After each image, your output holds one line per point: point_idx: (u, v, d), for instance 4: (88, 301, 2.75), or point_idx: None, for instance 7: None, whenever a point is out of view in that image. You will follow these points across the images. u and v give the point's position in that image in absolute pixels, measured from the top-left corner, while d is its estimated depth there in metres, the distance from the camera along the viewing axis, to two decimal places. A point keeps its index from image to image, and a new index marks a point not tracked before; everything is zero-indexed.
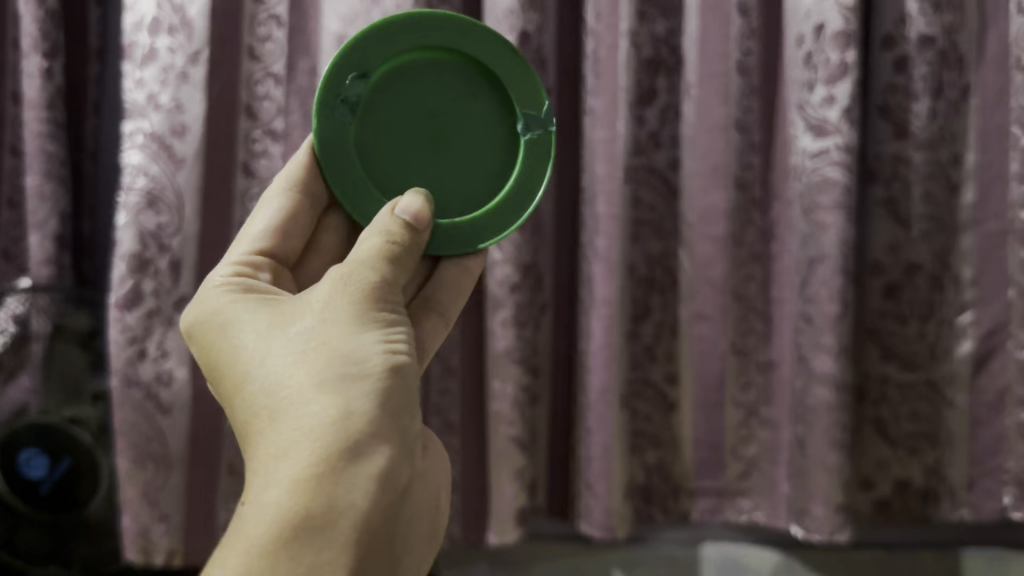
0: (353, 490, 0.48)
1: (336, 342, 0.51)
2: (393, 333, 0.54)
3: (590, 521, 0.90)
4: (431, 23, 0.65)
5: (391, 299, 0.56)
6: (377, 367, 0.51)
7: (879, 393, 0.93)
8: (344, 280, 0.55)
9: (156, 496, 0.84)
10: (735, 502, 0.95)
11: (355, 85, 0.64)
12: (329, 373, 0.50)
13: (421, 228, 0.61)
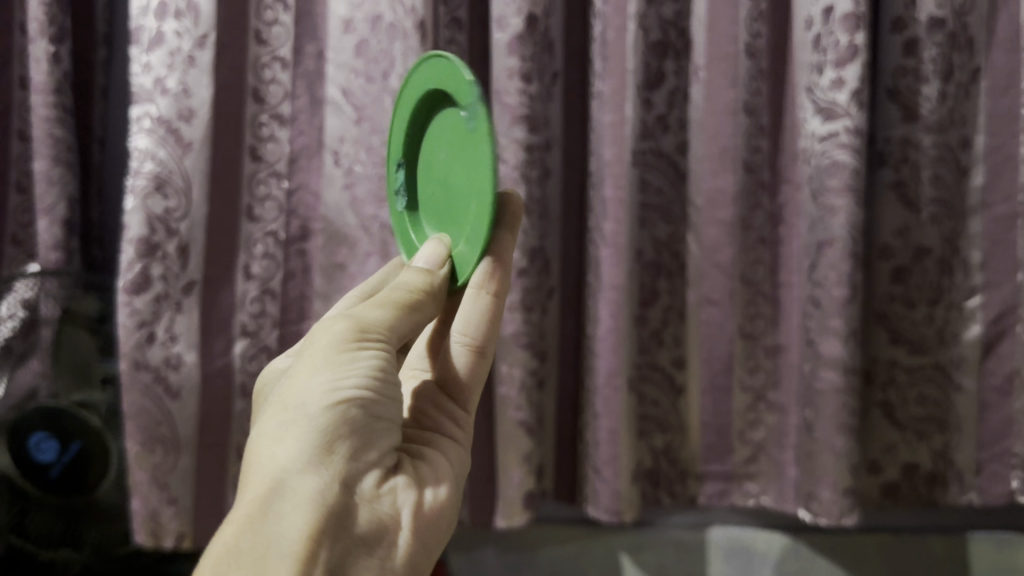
0: (273, 524, 0.49)
1: (292, 391, 0.54)
2: (350, 366, 0.54)
3: (597, 505, 0.91)
4: (414, 84, 0.68)
5: (366, 337, 0.56)
6: (316, 405, 0.52)
7: (887, 376, 0.93)
8: (321, 332, 0.57)
9: (166, 479, 0.85)
10: (741, 485, 0.95)
11: (401, 173, 0.74)
12: (277, 419, 0.53)
13: (435, 270, 0.62)
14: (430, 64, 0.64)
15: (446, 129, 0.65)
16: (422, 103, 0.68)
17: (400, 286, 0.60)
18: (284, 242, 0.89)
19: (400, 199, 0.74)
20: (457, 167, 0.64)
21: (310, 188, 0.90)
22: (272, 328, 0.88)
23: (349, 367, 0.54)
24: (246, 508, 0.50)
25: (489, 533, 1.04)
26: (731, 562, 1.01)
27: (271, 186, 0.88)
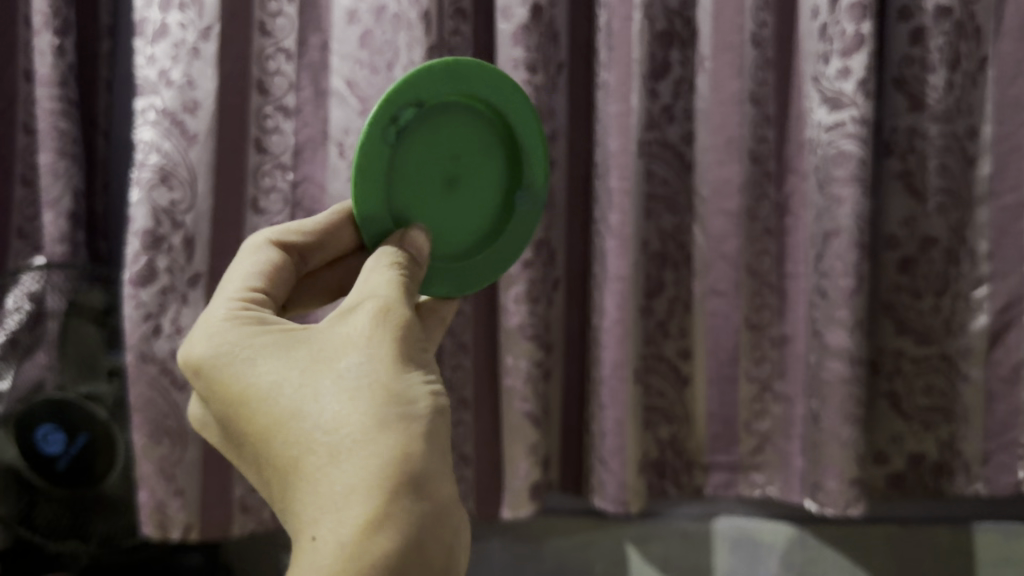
0: (430, 543, 0.39)
1: (389, 380, 0.42)
2: (433, 375, 0.46)
3: (603, 496, 0.91)
4: (485, 77, 0.63)
5: (422, 345, 0.47)
6: (433, 412, 0.42)
7: (893, 366, 0.93)
8: (384, 318, 0.46)
9: (173, 471, 0.85)
10: (748, 475, 0.95)
11: (408, 111, 0.58)
12: (386, 409, 0.41)
13: (422, 264, 0.57)
14: (515, 107, 0.66)
15: (475, 152, 0.65)
16: (474, 95, 0.63)
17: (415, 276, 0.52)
18: None
19: (391, 134, 0.58)
20: (471, 195, 0.66)
21: (316, 179, 0.90)
22: None
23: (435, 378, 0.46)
24: (375, 516, 0.37)
25: (495, 525, 1.04)
26: (738, 552, 1.01)
27: (276, 177, 0.88)
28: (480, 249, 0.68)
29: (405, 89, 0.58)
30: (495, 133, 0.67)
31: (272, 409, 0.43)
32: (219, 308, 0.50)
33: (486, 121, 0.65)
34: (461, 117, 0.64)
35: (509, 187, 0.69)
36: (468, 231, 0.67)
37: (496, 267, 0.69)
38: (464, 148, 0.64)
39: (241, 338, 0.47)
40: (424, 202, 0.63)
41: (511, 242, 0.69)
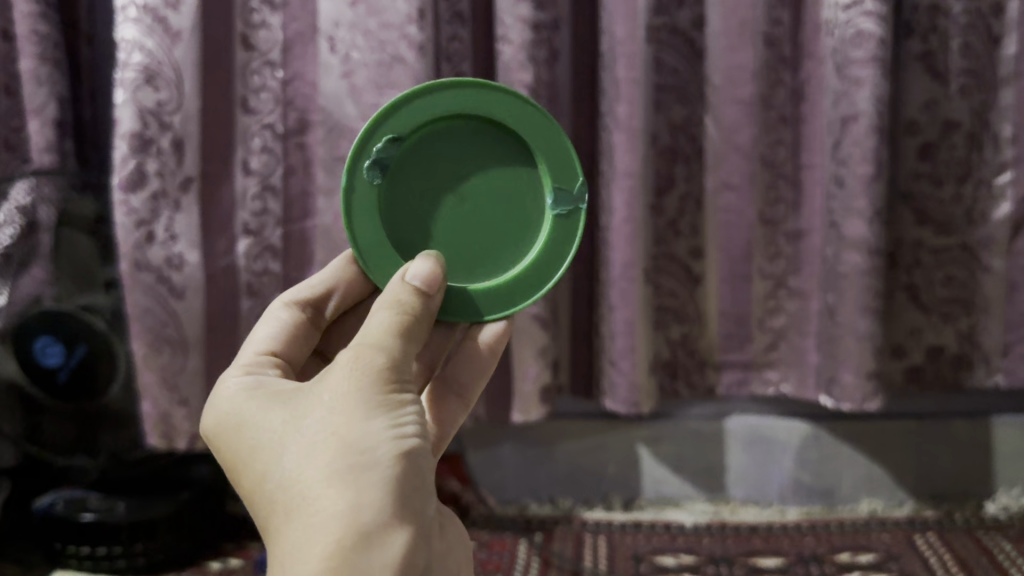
0: None
1: (343, 434, 0.45)
2: (401, 416, 0.47)
3: (614, 398, 0.90)
4: (472, 94, 0.59)
5: (403, 376, 0.48)
6: (386, 457, 0.45)
7: (913, 258, 0.90)
8: (351, 365, 0.47)
9: (175, 380, 0.82)
10: (762, 374, 0.94)
11: (389, 146, 0.58)
12: (329, 468, 0.44)
13: (432, 291, 0.53)
14: (519, 114, 0.60)
15: (487, 168, 0.60)
16: (468, 116, 0.59)
17: (405, 310, 0.50)
18: (281, 135, 0.84)
19: (372, 172, 0.58)
20: (493, 213, 0.60)
21: (308, 78, 0.84)
22: (276, 227, 0.85)
23: (402, 419, 0.47)
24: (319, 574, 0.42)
25: (505, 429, 1.03)
26: (751, 451, 1.00)
27: (266, 76, 0.83)
28: (518, 266, 0.60)
29: (380, 131, 0.58)
30: (511, 148, 0.61)
31: (249, 468, 0.47)
32: (228, 373, 0.54)
33: (495, 137, 0.61)
34: (468, 141, 0.60)
35: (540, 196, 0.61)
36: (497, 250, 0.60)
37: (530, 285, 0.60)
38: (471, 168, 0.60)
39: (232, 398, 0.51)
40: (436, 229, 0.60)
41: (547, 250, 0.61)
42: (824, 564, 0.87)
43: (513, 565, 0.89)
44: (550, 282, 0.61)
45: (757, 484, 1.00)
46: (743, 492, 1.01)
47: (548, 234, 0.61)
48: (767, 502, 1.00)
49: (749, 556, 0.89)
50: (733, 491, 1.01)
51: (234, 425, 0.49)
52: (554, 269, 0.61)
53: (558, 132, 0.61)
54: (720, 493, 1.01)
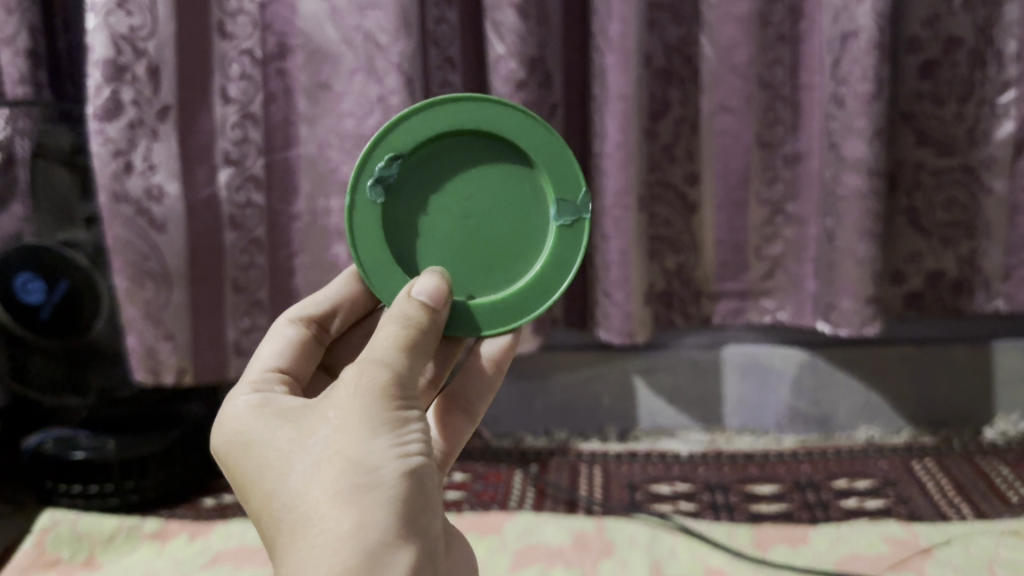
0: None
1: (348, 452, 0.42)
2: (405, 433, 0.44)
3: (608, 329, 0.89)
4: (474, 110, 0.56)
5: (410, 393, 0.46)
6: (391, 476, 0.43)
7: (913, 181, 0.87)
8: (354, 381, 0.44)
9: (160, 314, 0.80)
10: (758, 302, 0.92)
11: (390, 164, 0.55)
12: (333, 490, 0.42)
13: (436, 305, 0.50)
14: (520, 126, 0.56)
15: (490, 180, 0.57)
16: (470, 131, 0.56)
17: (410, 325, 0.48)
18: (261, 61, 0.81)
19: (374, 190, 0.55)
20: (497, 227, 0.57)
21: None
22: (257, 157, 0.82)
23: (406, 436, 0.44)
24: None
25: None
26: (748, 379, 0.99)
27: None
28: (521, 280, 0.57)
29: (380, 149, 0.55)
30: (514, 161, 0.57)
31: (256, 489, 0.45)
32: (236, 392, 0.51)
33: (496, 150, 0.57)
34: (471, 156, 0.57)
35: (544, 207, 0.58)
36: (500, 264, 0.57)
37: (534, 300, 0.57)
38: (474, 183, 0.57)
39: (237, 416, 0.48)
40: (438, 245, 0.56)
41: (551, 262, 0.57)
42: (820, 491, 0.86)
43: (509, 497, 0.89)
44: (555, 296, 0.57)
45: (753, 412, 1.00)
46: (740, 421, 1.00)
47: (551, 247, 0.57)
48: (763, 431, 1.00)
49: (744, 484, 0.89)
50: (729, 421, 1.01)
51: (239, 444, 0.47)
52: (558, 283, 0.57)
53: (561, 143, 0.57)
54: (717, 423, 1.01)
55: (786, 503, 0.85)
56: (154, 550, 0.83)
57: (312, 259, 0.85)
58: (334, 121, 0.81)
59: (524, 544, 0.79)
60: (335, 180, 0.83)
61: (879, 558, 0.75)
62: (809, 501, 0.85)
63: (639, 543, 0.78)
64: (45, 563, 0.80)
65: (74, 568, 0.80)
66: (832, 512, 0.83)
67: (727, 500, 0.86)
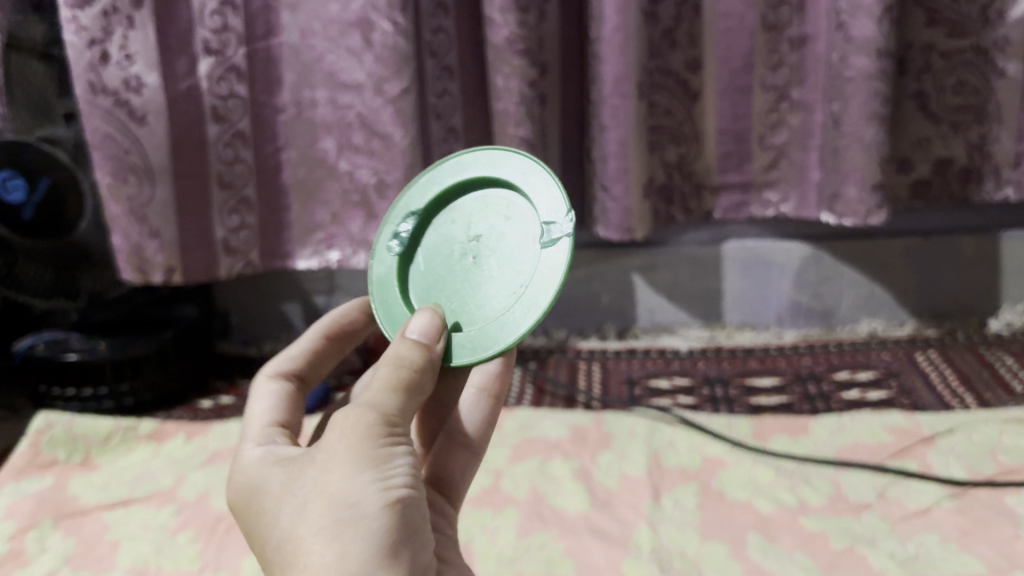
0: None
1: (330, 490, 0.38)
2: (391, 469, 0.40)
3: (606, 225, 0.86)
4: (479, 159, 0.53)
5: (399, 431, 0.41)
6: (373, 512, 0.38)
7: (923, 63, 0.84)
8: (342, 421, 0.41)
9: (145, 211, 0.78)
10: (761, 194, 0.90)
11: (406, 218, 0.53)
12: (318, 533, 0.38)
13: (429, 340, 0.45)
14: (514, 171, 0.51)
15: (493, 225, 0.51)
16: (477, 179, 0.53)
17: (403, 362, 0.43)
18: None
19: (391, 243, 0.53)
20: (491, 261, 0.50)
21: None
22: (239, 46, 0.78)
23: (392, 471, 0.40)
24: None
25: None
26: (749, 275, 0.97)
27: None
28: (503, 308, 0.48)
29: (400, 207, 0.54)
30: (515, 201, 0.51)
31: (256, 535, 0.42)
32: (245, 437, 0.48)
33: (502, 194, 0.52)
34: (481, 204, 0.52)
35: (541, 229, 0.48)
36: (485, 297, 0.49)
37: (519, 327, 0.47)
38: (476, 225, 0.51)
39: (243, 462, 0.45)
40: (440, 289, 0.51)
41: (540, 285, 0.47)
42: (820, 383, 0.86)
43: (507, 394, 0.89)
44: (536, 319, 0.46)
45: (753, 307, 0.98)
46: (740, 316, 0.99)
47: (534, 270, 0.48)
48: (764, 326, 0.99)
49: (743, 378, 0.88)
50: (729, 317, 0.99)
51: (241, 492, 0.43)
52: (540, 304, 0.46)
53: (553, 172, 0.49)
54: (717, 318, 0.99)
55: (786, 395, 0.84)
56: (152, 450, 0.83)
57: (300, 155, 0.83)
58: (317, 4, 0.77)
59: (522, 438, 0.78)
60: (319, 70, 0.80)
61: (881, 446, 0.74)
62: (809, 393, 0.84)
63: (638, 435, 0.78)
64: (42, 465, 0.79)
65: (71, 469, 0.80)
66: (833, 404, 0.82)
67: (727, 393, 0.85)
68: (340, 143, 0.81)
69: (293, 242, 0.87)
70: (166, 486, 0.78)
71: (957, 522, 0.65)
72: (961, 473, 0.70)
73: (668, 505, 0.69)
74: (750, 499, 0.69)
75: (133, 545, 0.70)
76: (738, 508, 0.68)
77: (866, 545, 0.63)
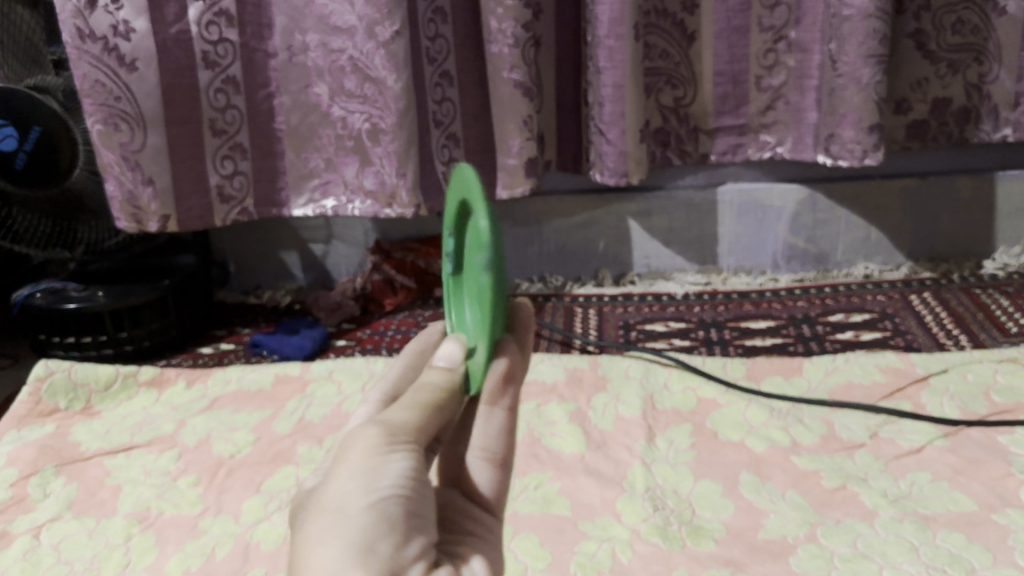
0: None
1: (319, 498, 0.34)
2: (383, 474, 0.34)
3: (602, 170, 0.86)
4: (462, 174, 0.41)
5: (404, 439, 0.35)
6: (353, 514, 0.32)
7: (923, 3, 0.82)
8: (350, 433, 0.36)
9: (137, 158, 0.78)
10: (758, 137, 0.89)
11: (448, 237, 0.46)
12: (302, 543, 0.33)
13: (458, 366, 0.40)
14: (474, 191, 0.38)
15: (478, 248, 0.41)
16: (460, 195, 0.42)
17: (427, 385, 0.39)
18: None
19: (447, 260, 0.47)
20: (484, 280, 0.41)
21: None
22: None
23: (380, 474, 0.34)
24: None
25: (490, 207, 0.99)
26: (745, 219, 0.97)
27: None
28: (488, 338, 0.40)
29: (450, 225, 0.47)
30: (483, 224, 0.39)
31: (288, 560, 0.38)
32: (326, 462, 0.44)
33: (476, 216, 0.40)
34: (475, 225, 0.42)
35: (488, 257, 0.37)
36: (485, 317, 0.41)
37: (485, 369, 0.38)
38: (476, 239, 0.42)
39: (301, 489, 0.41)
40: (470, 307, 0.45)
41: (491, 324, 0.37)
42: (814, 325, 0.86)
43: None
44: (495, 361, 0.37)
45: (749, 251, 0.98)
46: (735, 261, 0.99)
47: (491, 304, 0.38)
48: (760, 271, 0.99)
49: (738, 321, 0.89)
50: (725, 261, 0.99)
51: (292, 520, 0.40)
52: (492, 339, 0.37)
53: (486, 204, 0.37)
54: (712, 263, 0.99)
55: (780, 337, 0.85)
56: (152, 398, 0.84)
57: (293, 100, 0.83)
58: None
59: None
60: (310, 14, 0.79)
61: (874, 386, 0.75)
62: (804, 335, 0.85)
63: (632, 378, 0.79)
64: (44, 414, 0.80)
65: (72, 417, 0.81)
66: (827, 345, 0.82)
67: (721, 336, 0.86)
68: (332, 89, 0.80)
69: (289, 189, 0.86)
70: (166, 432, 0.78)
71: (949, 461, 0.65)
72: (954, 413, 0.71)
73: (662, 445, 0.70)
74: (743, 439, 0.70)
75: (135, 490, 0.71)
76: (731, 448, 0.69)
77: (857, 483, 0.64)
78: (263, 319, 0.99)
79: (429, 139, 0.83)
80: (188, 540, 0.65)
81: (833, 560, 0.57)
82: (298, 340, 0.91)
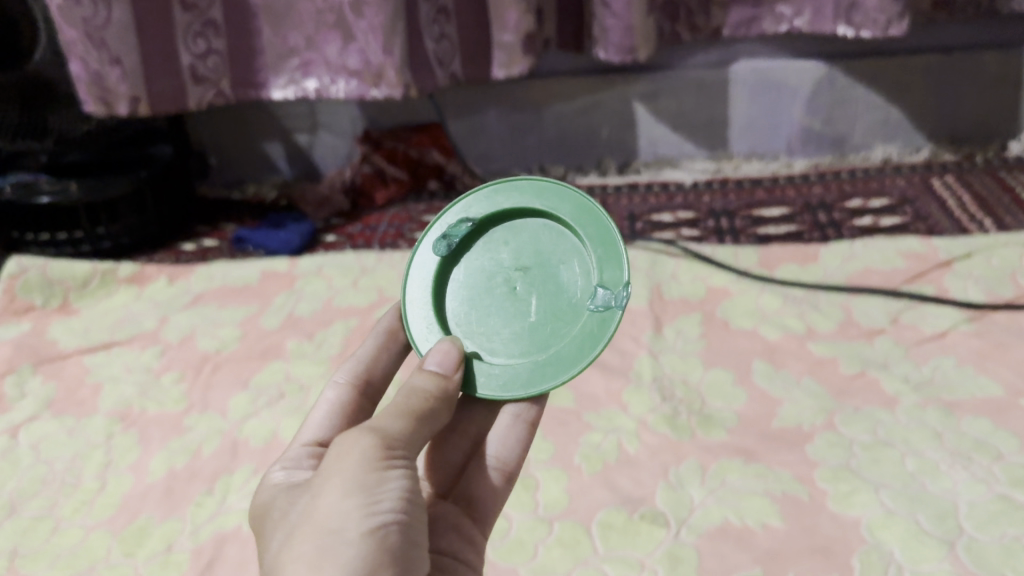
0: None
1: (315, 516, 0.33)
2: (381, 492, 0.33)
3: (606, 46, 0.80)
4: (551, 196, 0.46)
5: (399, 457, 0.35)
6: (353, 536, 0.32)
7: None
8: (340, 445, 0.35)
9: (102, 36, 0.71)
10: (774, 8, 0.82)
11: (461, 223, 0.47)
12: (294, 562, 0.31)
13: (450, 373, 0.41)
14: (581, 208, 0.45)
15: (543, 269, 0.45)
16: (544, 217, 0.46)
17: (415, 391, 0.38)
18: None
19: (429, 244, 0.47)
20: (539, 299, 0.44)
21: None
22: None
23: (381, 495, 0.33)
24: None
25: (487, 91, 0.93)
26: (759, 100, 0.91)
27: None
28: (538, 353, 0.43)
29: (455, 211, 0.47)
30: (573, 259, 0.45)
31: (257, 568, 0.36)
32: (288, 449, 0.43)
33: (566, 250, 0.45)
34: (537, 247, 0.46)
35: (605, 298, 0.42)
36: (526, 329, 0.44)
37: (546, 376, 0.42)
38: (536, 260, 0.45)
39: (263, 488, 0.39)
40: (471, 308, 0.45)
41: (590, 343, 0.42)
42: (831, 211, 0.81)
43: None
44: (574, 376, 0.42)
45: (762, 135, 0.93)
46: (747, 145, 0.94)
47: (577, 331, 0.43)
48: (773, 156, 0.94)
49: (750, 209, 0.84)
50: (736, 146, 0.94)
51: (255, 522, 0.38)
52: (584, 359, 0.42)
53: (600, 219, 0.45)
54: (723, 148, 0.95)
55: (795, 225, 0.80)
56: (133, 294, 0.80)
57: None
58: None
59: None
60: None
61: (895, 271, 0.71)
62: (820, 222, 0.80)
63: (639, 267, 0.74)
64: (19, 312, 0.76)
65: (50, 315, 0.77)
66: (845, 232, 0.78)
67: (733, 224, 0.81)
68: None
69: (267, 68, 0.81)
70: (148, 328, 0.75)
71: (975, 345, 0.62)
72: (980, 296, 0.67)
73: (670, 335, 0.66)
74: (756, 327, 0.66)
75: (116, 387, 0.68)
76: (743, 336, 0.65)
77: (878, 369, 0.60)
78: (249, 215, 0.95)
79: (417, 14, 0.76)
80: (173, 437, 0.62)
81: (851, 447, 0.53)
82: (284, 236, 0.87)
